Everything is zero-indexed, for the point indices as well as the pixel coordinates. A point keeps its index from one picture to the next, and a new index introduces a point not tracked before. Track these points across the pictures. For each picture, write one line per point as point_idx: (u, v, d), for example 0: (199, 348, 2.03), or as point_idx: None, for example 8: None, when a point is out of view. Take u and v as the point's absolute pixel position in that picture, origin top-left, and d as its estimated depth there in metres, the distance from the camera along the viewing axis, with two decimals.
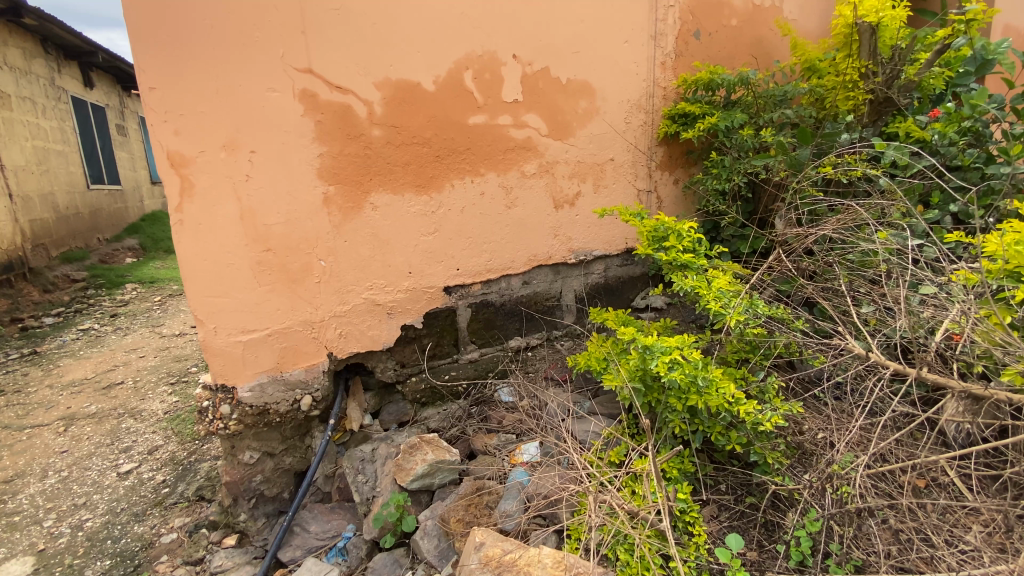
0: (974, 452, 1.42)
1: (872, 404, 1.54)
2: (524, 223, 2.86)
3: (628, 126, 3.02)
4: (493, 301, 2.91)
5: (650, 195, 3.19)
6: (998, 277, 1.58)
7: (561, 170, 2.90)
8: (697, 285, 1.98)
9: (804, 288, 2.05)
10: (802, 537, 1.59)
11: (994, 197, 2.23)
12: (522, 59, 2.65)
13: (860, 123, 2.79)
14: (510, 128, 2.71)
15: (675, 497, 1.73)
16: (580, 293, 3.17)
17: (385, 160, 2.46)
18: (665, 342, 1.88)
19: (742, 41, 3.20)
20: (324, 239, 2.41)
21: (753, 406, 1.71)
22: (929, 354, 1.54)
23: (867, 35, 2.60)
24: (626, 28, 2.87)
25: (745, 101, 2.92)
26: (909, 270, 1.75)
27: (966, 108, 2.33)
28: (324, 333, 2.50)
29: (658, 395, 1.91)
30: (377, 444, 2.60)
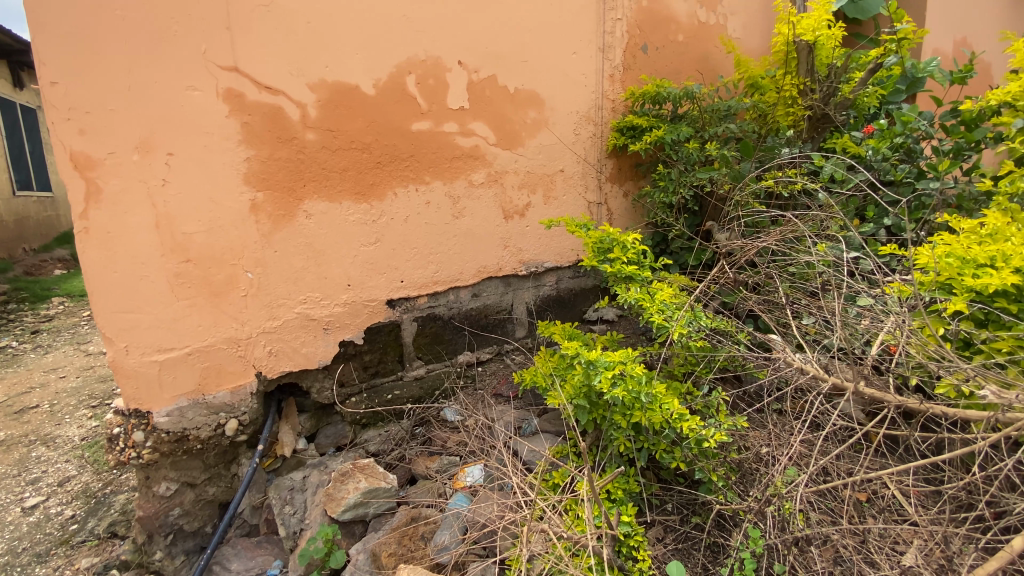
0: (915, 466, 1.36)
1: (811, 417, 1.49)
2: (472, 234, 2.76)
3: (578, 138, 2.99)
4: (440, 315, 2.78)
5: (601, 207, 3.16)
6: (930, 288, 1.57)
7: (510, 180, 2.82)
8: (640, 298, 1.92)
9: (746, 300, 2.01)
10: (746, 560, 1.51)
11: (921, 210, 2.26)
12: (467, 65, 2.56)
13: (800, 138, 2.87)
14: (456, 135, 2.61)
15: (619, 520, 1.63)
16: (531, 306, 3.08)
17: (320, 166, 2.31)
18: (609, 356, 1.79)
19: (688, 56, 3.24)
20: (251, 248, 2.22)
21: (696, 422, 1.64)
22: (866, 367, 1.50)
23: (805, 52, 2.68)
24: (574, 39, 2.84)
25: (691, 115, 2.91)
26: (844, 282, 1.73)
27: (898, 125, 2.41)
28: (252, 350, 2.30)
29: (603, 412, 1.83)
30: (309, 471, 2.39)
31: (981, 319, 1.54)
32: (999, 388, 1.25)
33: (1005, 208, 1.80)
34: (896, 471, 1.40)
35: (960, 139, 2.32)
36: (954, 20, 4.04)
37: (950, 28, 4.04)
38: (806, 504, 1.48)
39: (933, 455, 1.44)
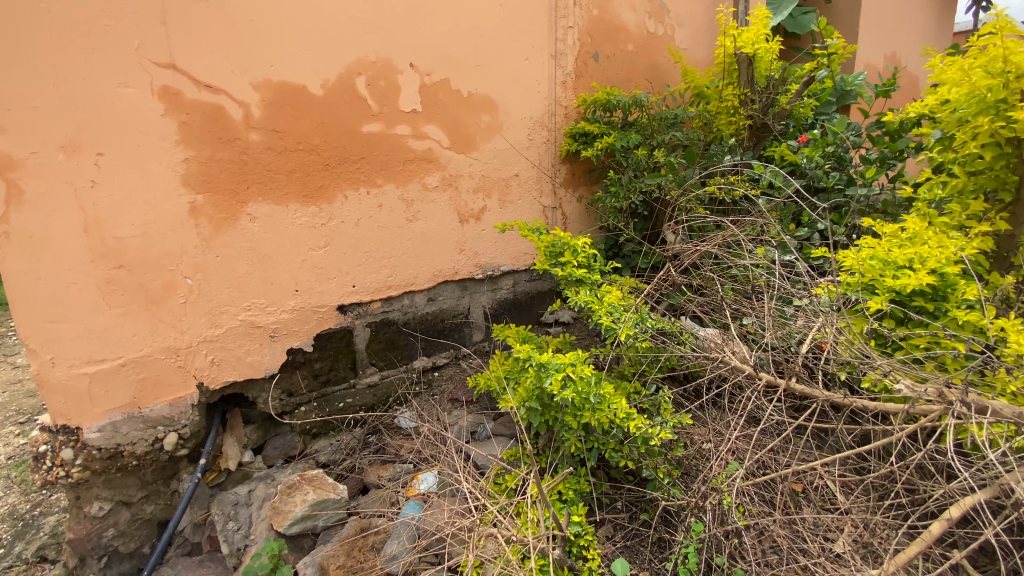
0: (842, 456, 1.42)
1: (747, 412, 1.55)
2: (427, 238, 2.72)
3: (532, 143, 3.02)
4: (395, 320, 2.73)
5: (555, 211, 3.20)
6: (855, 289, 1.66)
7: (465, 183, 2.81)
8: (590, 300, 1.95)
9: (690, 301, 2.10)
10: (689, 554, 1.55)
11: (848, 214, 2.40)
12: (419, 68, 2.54)
13: (742, 147, 2.96)
14: (408, 138, 2.57)
15: (569, 520, 1.65)
16: (488, 310, 3.08)
17: (264, 167, 2.23)
18: (559, 358, 1.81)
19: (638, 65, 3.33)
20: (191, 253, 2.12)
21: (642, 420, 1.68)
22: (797, 365, 1.57)
23: (745, 65, 2.81)
24: (526, 45, 2.87)
25: (640, 123, 3.00)
26: (779, 284, 1.79)
27: (829, 135, 2.56)
28: (193, 360, 2.19)
29: (554, 414, 1.85)
30: (254, 485, 2.30)
31: (901, 317, 1.64)
32: (912, 383, 1.34)
33: (924, 213, 1.92)
34: (828, 461, 1.45)
35: (885, 148, 2.48)
36: (883, 37, 4.33)
37: (880, 44, 4.32)
38: (747, 498, 1.53)
39: (858, 445, 1.51)
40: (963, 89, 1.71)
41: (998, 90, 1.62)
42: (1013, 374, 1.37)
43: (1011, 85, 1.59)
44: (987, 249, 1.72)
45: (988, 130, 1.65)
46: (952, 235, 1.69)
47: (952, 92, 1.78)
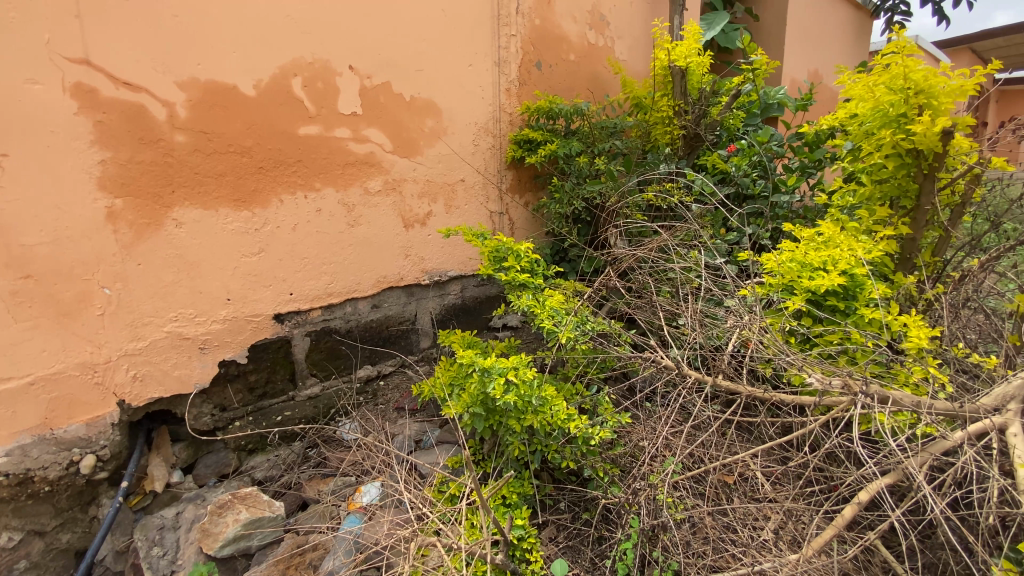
0: (767, 446, 1.49)
1: (679, 409, 1.61)
2: (370, 243, 2.64)
3: (476, 149, 3.02)
4: (337, 329, 2.62)
5: (501, 216, 3.21)
6: (775, 290, 1.77)
7: (409, 188, 2.76)
8: (532, 305, 1.97)
9: (628, 304, 2.17)
10: (627, 551, 1.58)
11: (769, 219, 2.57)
12: (359, 71, 2.50)
13: (676, 155, 3.11)
14: (349, 141, 2.51)
15: (512, 524, 1.65)
16: (436, 315, 3.02)
17: (191, 170, 2.10)
18: (503, 362, 1.79)
19: (580, 74, 3.42)
20: (109, 261, 1.96)
21: (583, 420, 1.72)
22: (723, 362, 1.65)
23: (679, 78, 2.91)
24: (469, 52, 2.87)
25: (583, 131, 3.07)
26: (709, 286, 1.89)
27: (756, 145, 2.70)
28: (112, 376, 2.01)
29: (498, 418, 1.83)
30: (183, 508, 2.15)
31: (816, 315, 1.76)
32: (823, 375, 1.45)
33: (838, 219, 2.06)
34: (756, 452, 1.51)
35: (805, 158, 2.67)
36: (805, 55, 4.64)
37: (802, 61, 4.63)
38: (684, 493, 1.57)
39: (778, 436, 1.60)
40: (868, 104, 1.84)
41: (899, 105, 1.76)
42: (911, 366, 1.49)
43: (910, 101, 1.74)
44: (892, 251, 1.87)
45: (890, 142, 1.80)
46: (861, 238, 1.82)
47: (859, 107, 1.89)
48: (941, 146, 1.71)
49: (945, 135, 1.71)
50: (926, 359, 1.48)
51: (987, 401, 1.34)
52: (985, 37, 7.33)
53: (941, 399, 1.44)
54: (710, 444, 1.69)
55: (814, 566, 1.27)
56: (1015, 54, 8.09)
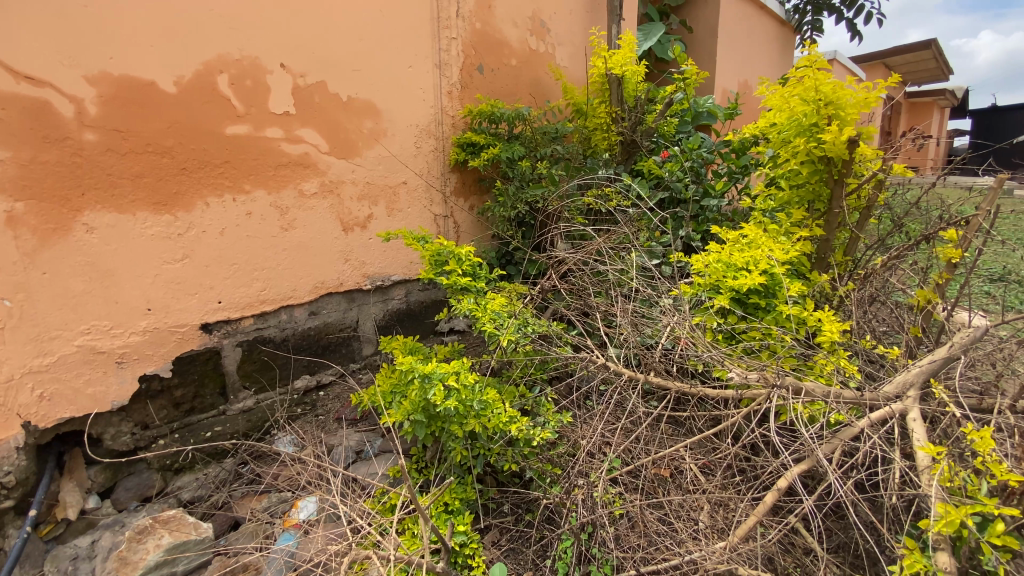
0: (698, 438, 1.55)
1: (615, 407, 1.66)
2: (307, 247, 2.53)
3: (419, 151, 2.96)
4: (271, 337, 2.50)
5: (446, 220, 3.16)
6: (703, 290, 1.86)
7: (347, 190, 2.67)
8: (474, 308, 1.95)
9: (568, 305, 2.21)
10: (567, 549, 1.59)
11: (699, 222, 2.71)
12: (291, 69, 2.41)
13: (615, 160, 3.21)
14: (281, 141, 2.41)
15: (454, 531, 1.63)
16: (380, 321, 2.92)
17: (104, 171, 1.94)
18: (443, 367, 1.76)
19: (522, 80, 3.45)
20: (8, 271, 1.77)
21: (524, 422, 1.72)
22: (655, 360, 1.72)
23: (615, 85, 3.01)
24: (409, 53, 2.83)
25: (525, 136, 3.10)
26: (643, 288, 1.96)
27: (688, 152, 2.84)
28: (14, 397, 1.82)
29: (440, 424, 1.78)
30: (99, 535, 1.98)
31: (741, 313, 1.85)
32: (742, 370, 1.54)
33: (760, 221, 2.19)
34: (687, 444, 1.57)
35: (733, 164, 2.82)
36: (735, 67, 4.90)
37: (733, 73, 4.88)
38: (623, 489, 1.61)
39: (707, 428, 1.67)
40: (785, 114, 1.95)
41: (811, 115, 1.88)
42: (823, 358, 1.60)
43: (821, 111, 1.86)
44: (808, 251, 2.00)
45: (804, 150, 1.92)
46: (780, 240, 1.94)
47: (777, 117, 2.00)
48: (848, 154, 1.84)
49: (851, 144, 1.85)
50: (836, 351, 1.59)
51: (890, 388, 1.45)
52: (898, 50, 7.98)
53: (850, 388, 1.55)
54: (646, 439, 1.74)
55: (740, 552, 1.33)
56: (920, 69, 8.86)
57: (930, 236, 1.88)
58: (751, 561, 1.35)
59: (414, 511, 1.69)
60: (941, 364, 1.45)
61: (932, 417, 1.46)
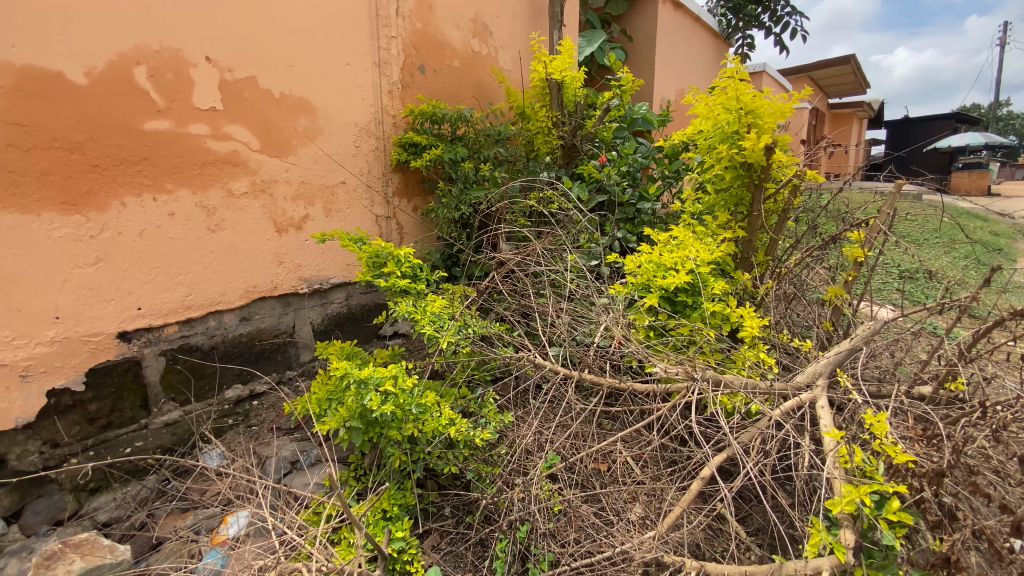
0: (631, 432, 1.61)
1: (551, 404, 1.69)
2: (237, 249, 2.42)
3: (358, 150, 2.89)
4: (199, 345, 2.36)
5: (389, 221, 3.09)
6: (634, 289, 1.93)
7: (281, 190, 2.57)
8: (413, 311, 1.92)
9: (509, 305, 2.23)
10: (506, 549, 1.59)
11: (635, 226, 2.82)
12: (218, 63, 2.29)
13: (557, 164, 3.26)
14: (207, 138, 2.28)
15: (391, 538, 1.59)
16: (318, 326, 2.82)
17: (2, 167, 1.77)
18: (380, 371, 1.72)
19: (465, 81, 3.44)
20: None
21: (464, 424, 1.71)
22: (589, 358, 1.77)
23: (556, 90, 3.06)
24: (346, 50, 2.77)
25: (468, 137, 3.09)
26: (579, 288, 2.02)
27: (625, 157, 2.94)
28: None
29: (378, 430, 1.73)
30: (6, 562, 1.78)
31: (673, 312, 1.93)
32: (667, 364, 1.62)
33: (690, 222, 2.30)
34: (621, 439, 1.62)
35: (666, 168, 2.95)
36: (673, 76, 5.10)
37: (671, 81, 5.08)
38: (561, 486, 1.63)
39: (640, 423, 1.74)
40: (710, 122, 2.05)
41: (733, 123, 2.00)
42: (743, 352, 1.70)
43: (742, 120, 1.98)
44: (733, 251, 2.11)
45: (727, 155, 2.03)
46: (706, 241, 2.05)
47: (703, 124, 2.11)
48: (766, 160, 1.97)
49: (769, 150, 1.97)
50: (755, 346, 1.70)
51: (802, 378, 1.56)
52: (821, 65, 8.60)
53: (767, 380, 1.66)
54: (583, 435, 1.78)
55: (670, 540, 1.38)
56: (840, 83, 9.57)
57: (839, 237, 2.03)
58: (680, 549, 1.40)
59: (348, 520, 1.64)
60: (846, 355, 1.58)
61: (839, 405, 1.58)
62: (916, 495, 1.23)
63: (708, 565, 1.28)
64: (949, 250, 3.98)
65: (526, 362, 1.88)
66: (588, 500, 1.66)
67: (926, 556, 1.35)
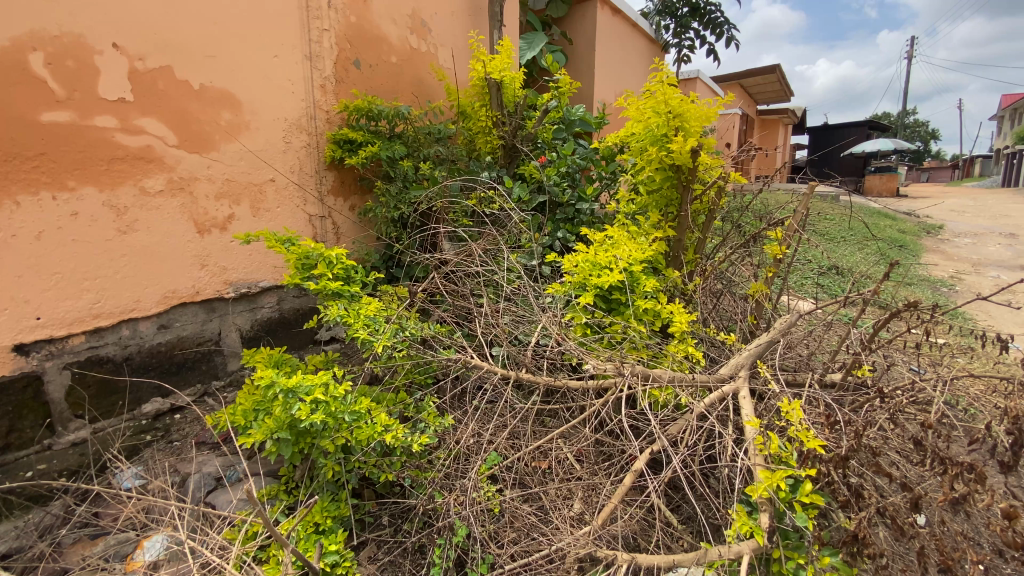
0: (570, 429, 1.62)
1: (490, 406, 1.68)
2: (153, 252, 2.24)
3: (288, 147, 2.75)
4: (110, 357, 2.17)
5: (323, 220, 2.97)
6: (570, 289, 1.96)
7: (203, 188, 2.40)
8: (345, 315, 1.84)
9: (448, 305, 2.21)
10: (444, 555, 1.56)
11: (573, 226, 2.88)
12: (127, 51, 2.11)
13: (498, 163, 3.26)
14: (116, 132, 2.10)
15: (323, 552, 1.52)
16: (247, 332, 2.67)
17: None
18: (309, 379, 1.64)
19: (403, 78, 3.36)
20: None
21: (401, 430, 1.67)
22: (526, 357, 1.79)
23: (495, 89, 3.06)
24: (273, 42, 2.63)
25: (406, 135, 3.03)
26: (517, 288, 2.03)
27: (564, 158, 2.99)
28: None
29: (309, 440, 1.66)
30: None
31: (609, 311, 1.98)
32: (600, 361, 1.66)
33: (624, 222, 2.36)
34: (558, 437, 1.64)
35: (603, 170, 3.02)
36: (612, 78, 5.23)
37: (610, 84, 5.21)
38: (501, 486, 1.63)
39: (578, 420, 1.76)
40: (641, 125, 2.12)
41: (662, 126, 2.07)
42: (673, 348, 1.77)
43: (671, 122, 2.05)
44: (664, 250, 2.19)
45: (657, 157, 2.11)
46: (639, 240, 2.11)
47: (636, 126, 2.17)
48: (692, 162, 2.05)
49: (695, 154, 2.06)
50: (684, 341, 1.77)
51: (726, 370, 1.64)
52: (750, 73, 9.10)
53: (695, 373, 1.73)
54: (523, 435, 1.79)
55: (604, 535, 1.40)
56: (766, 91, 10.18)
57: (759, 236, 2.15)
58: (614, 543, 1.44)
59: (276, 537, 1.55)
60: (765, 347, 1.67)
61: (760, 394, 1.68)
62: (828, 479, 1.31)
63: (639, 557, 1.31)
64: (863, 247, 4.31)
65: (464, 366, 1.87)
66: (527, 499, 1.66)
67: (839, 534, 1.44)
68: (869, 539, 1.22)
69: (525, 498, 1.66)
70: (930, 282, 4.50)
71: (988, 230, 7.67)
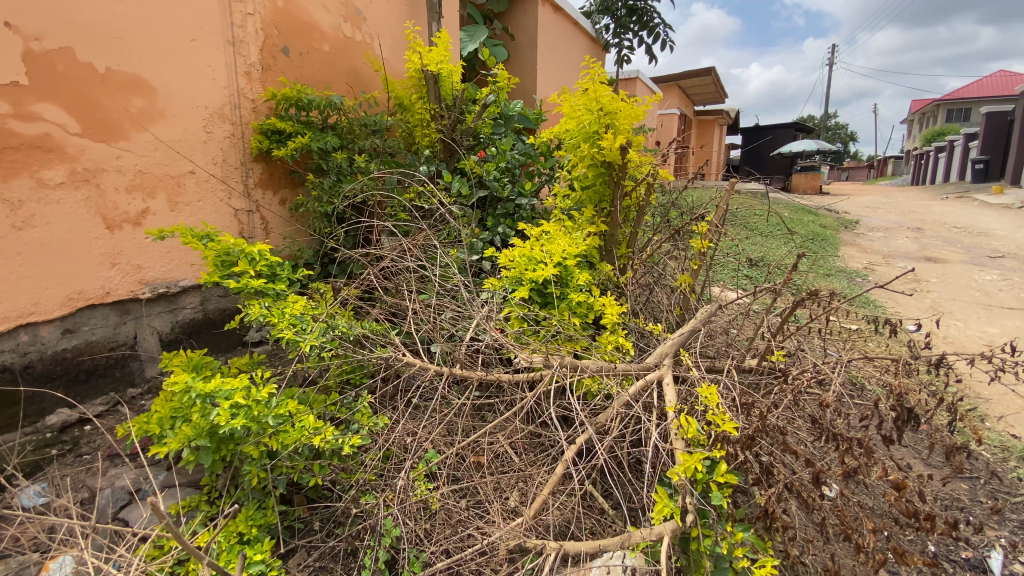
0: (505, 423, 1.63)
1: (425, 403, 1.67)
2: (55, 250, 2.06)
3: (210, 137, 2.60)
4: (6, 366, 1.97)
5: (251, 215, 2.82)
6: (506, 283, 1.98)
7: (112, 181, 2.22)
8: (268, 314, 1.77)
9: (383, 302, 2.17)
10: (376, 557, 1.52)
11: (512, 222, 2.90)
12: (20, 29, 1.92)
13: (437, 157, 3.23)
14: (7, 118, 1.91)
15: (246, 562, 1.44)
16: (166, 335, 2.51)
17: None
18: (229, 382, 1.56)
19: (336, 67, 3.25)
20: None
21: (331, 431, 1.62)
22: (461, 352, 1.79)
23: (432, 82, 3.02)
24: (191, 25, 2.47)
25: (340, 127, 2.93)
26: (454, 283, 2.02)
27: (503, 153, 3.00)
28: None
29: (231, 447, 1.59)
30: None
31: (544, 305, 2.01)
32: (533, 354, 1.69)
33: (560, 218, 2.40)
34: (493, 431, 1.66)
35: (540, 166, 3.07)
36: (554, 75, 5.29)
37: (552, 80, 5.26)
38: (435, 484, 1.62)
39: (513, 412, 1.78)
40: (573, 122, 2.16)
41: (592, 124, 2.13)
42: (604, 339, 1.83)
43: (601, 120, 2.11)
44: (597, 246, 2.26)
45: (589, 154, 2.16)
46: (574, 235, 2.16)
47: (568, 123, 2.21)
48: (621, 159, 2.11)
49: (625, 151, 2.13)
50: (614, 332, 1.83)
51: (651, 359, 1.72)
52: (687, 74, 9.46)
53: (625, 362, 1.81)
54: (460, 430, 1.79)
55: (536, 524, 1.43)
56: (703, 91, 10.62)
57: (684, 230, 2.25)
58: (547, 531, 1.47)
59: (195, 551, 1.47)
60: (688, 336, 1.75)
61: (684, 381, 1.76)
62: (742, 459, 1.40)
63: (568, 544, 1.35)
64: (788, 241, 4.59)
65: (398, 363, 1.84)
66: (462, 494, 1.66)
67: (752, 510, 1.53)
68: (777, 514, 1.31)
69: (460, 492, 1.67)
70: (847, 273, 4.86)
71: (898, 225, 8.38)
